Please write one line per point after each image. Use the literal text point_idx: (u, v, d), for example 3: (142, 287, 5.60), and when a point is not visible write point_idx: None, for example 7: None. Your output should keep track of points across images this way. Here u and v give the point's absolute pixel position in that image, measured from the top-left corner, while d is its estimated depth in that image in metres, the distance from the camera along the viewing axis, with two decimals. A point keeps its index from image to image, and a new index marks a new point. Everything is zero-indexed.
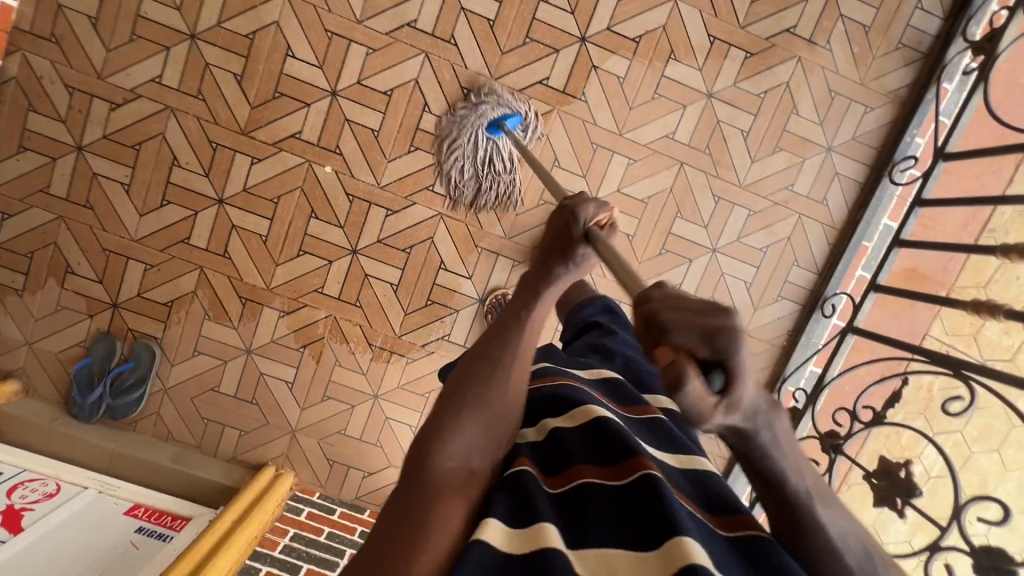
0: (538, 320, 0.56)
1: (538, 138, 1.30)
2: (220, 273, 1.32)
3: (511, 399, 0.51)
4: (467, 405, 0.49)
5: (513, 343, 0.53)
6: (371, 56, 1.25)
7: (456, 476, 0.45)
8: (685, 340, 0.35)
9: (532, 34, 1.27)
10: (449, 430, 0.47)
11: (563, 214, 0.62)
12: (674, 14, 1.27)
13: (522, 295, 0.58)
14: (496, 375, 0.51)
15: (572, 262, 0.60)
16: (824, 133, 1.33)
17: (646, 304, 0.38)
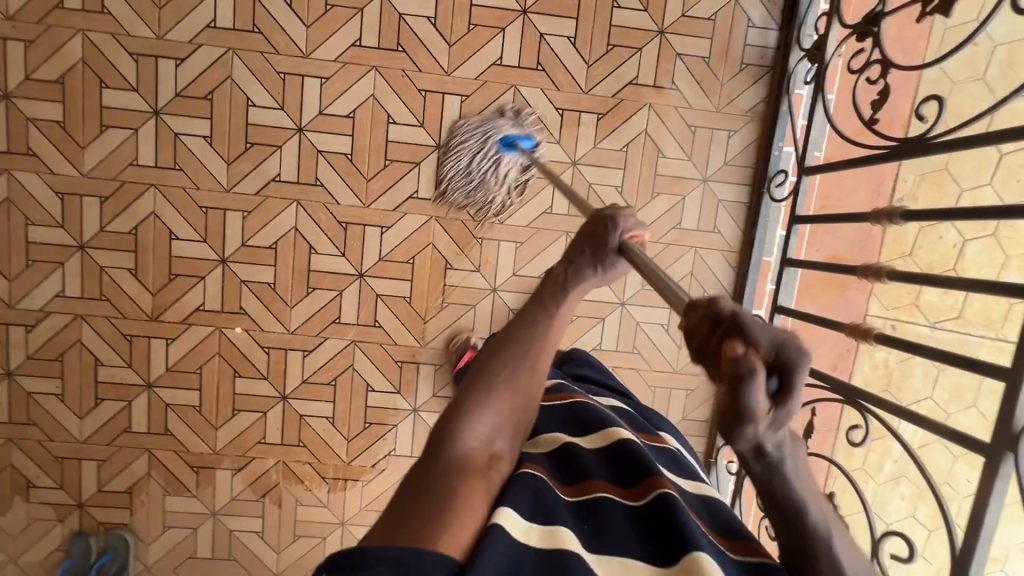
0: (562, 319, 0.74)
1: (425, 247, 1.35)
2: (167, 450, 1.39)
3: (524, 396, 0.69)
4: (498, 391, 0.68)
5: (542, 343, 0.72)
6: (248, 217, 1.32)
7: (476, 455, 0.62)
8: (760, 340, 0.42)
9: (390, 155, 1.32)
10: (484, 407, 0.65)
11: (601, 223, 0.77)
12: (518, 99, 1.31)
13: (551, 291, 0.75)
14: (517, 371, 0.69)
15: (599, 267, 0.76)
16: (696, 167, 1.35)
17: (717, 308, 0.46)
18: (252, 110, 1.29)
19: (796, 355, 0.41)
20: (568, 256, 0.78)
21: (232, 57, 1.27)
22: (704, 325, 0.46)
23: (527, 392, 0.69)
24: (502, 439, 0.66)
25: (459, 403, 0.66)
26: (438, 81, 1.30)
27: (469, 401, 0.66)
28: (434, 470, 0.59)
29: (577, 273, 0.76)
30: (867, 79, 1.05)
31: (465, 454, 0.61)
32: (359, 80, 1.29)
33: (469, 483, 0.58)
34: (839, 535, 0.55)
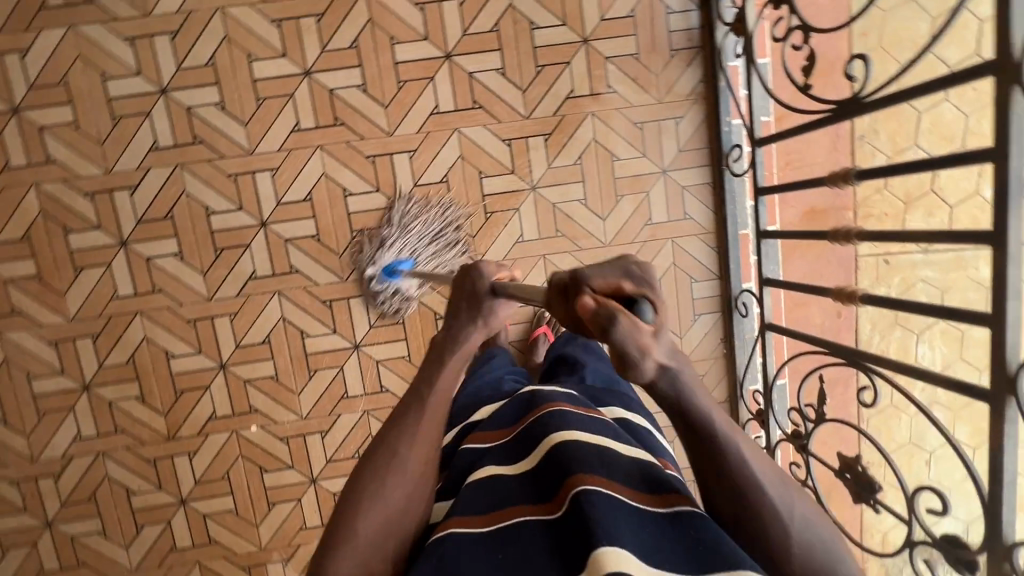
0: (436, 397, 0.72)
1: (411, 304, 1.37)
2: (216, 557, 1.41)
3: (406, 489, 0.69)
4: (387, 482, 0.69)
5: (410, 434, 0.71)
6: (236, 320, 1.34)
7: (358, 574, 0.65)
8: (605, 281, 0.56)
9: (356, 226, 1.33)
10: (375, 502, 0.67)
11: (467, 274, 0.74)
12: (464, 141, 1.32)
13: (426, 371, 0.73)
14: (395, 466, 0.69)
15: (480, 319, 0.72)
16: (652, 161, 1.36)
17: (567, 279, 0.59)
18: (214, 217, 1.31)
19: (644, 273, 0.57)
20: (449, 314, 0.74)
21: (182, 172, 1.29)
22: (562, 295, 0.59)
23: (412, 483, 0.70)
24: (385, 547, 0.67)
25: (342, 520, 0.68)
26: (383, 143, 1.31)
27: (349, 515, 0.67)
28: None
29: (462, 336, 0.73)
30: (792, 45, 1.05)
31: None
32: (307, 162, 1.31)
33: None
34: (746, 444, 0.62)
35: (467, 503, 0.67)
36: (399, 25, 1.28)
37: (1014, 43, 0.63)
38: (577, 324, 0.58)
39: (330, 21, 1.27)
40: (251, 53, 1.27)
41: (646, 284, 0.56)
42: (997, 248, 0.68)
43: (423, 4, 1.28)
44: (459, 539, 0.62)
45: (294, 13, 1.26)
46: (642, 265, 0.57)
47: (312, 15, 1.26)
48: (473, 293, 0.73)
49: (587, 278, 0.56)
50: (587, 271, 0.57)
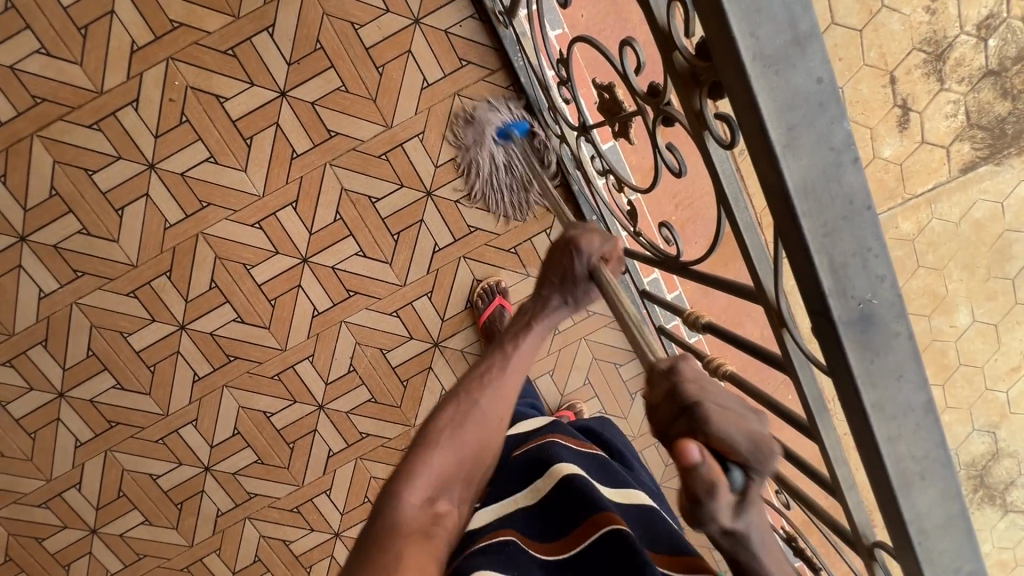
0: (520, 356, 0.82)
1: (369, 483, 1.42)
2: None
3: (473, 443, 0.74)
4: (445, 441, 0.72)
5: (491, 390, 0.77)
6: (222, 552, 1.42)
7: (419, 515, 0.66)
8: (717, 435, 0.53)
9: (290, 438, 1.38)
10: (422, 466, 0.69)
11: (568, 252, 0.85)
12: (354, 329, 1.33)
13: (515, 329, 0.84)
14: (465, 420, 0.74)
15: (566, 295, 0.86)
16: (537, 276, 1.36)
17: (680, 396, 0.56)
18: (161, 479, 1.36)
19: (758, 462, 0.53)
20: (541, 286, 0.87)
21: (113, 454, 1.34)
22: (673, 413, 0.56)
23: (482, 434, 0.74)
24: (447, 495, 0.69)
25: (410, 456, 0.70)
26: (281, 358, 1.33)
27: (420, 455, 0.70)
28: (376, 532, 0.64)
29: (547, 304, 0.86)
30: (611, 186, 1.02)
31: (410, 516, 0.65)
32: (219, 403, 1.34)
33: (413, 546, 0.62)
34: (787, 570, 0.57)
35: (513, 523, 0.72)
36: (245, 250, 1.26)
37: (767, 289, 0.62)
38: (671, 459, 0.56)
39: (181, 272, 1.25)
40: (122, 329, 1.27)
41: (762, 465, 0.53)
42: (821, 447, 0.70)
43: (259, 222, 1.25)
44: (518, 550, 0.66)
45: (144, 279, 1.25)
46: (768, 455, 0.53)
47: (161, 274, 1.25)
48: (565, 269, 0.85)
49: (702, 424, 0.53)
50: (708, 415, 0.53)
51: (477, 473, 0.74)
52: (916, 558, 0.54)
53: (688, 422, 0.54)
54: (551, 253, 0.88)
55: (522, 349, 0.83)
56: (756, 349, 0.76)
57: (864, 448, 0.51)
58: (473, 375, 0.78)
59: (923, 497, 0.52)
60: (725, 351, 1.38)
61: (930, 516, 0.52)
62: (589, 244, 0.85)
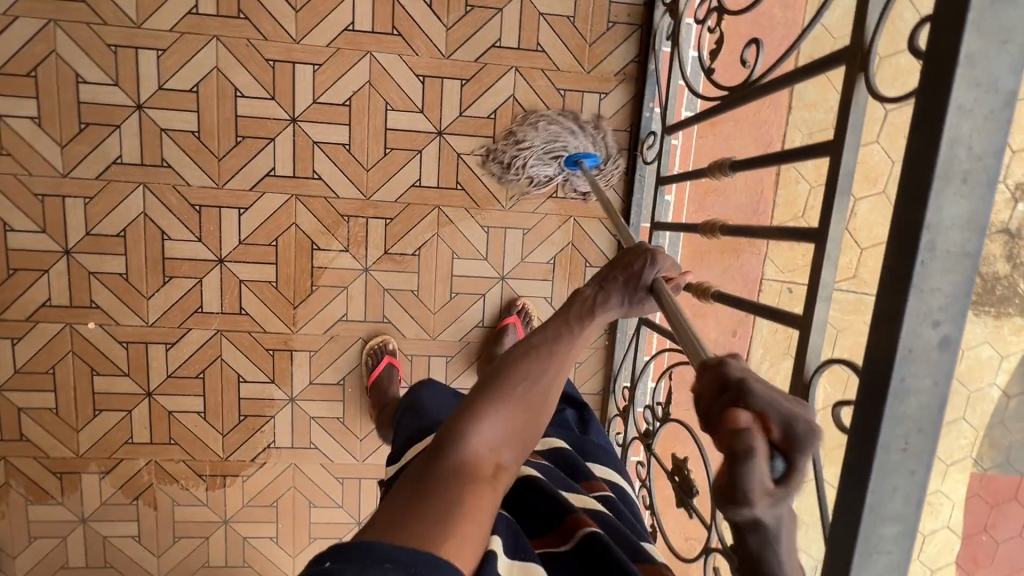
0: (585, 339, 0.71)
1: (287, 228, 1.27)
2: (25, 456, 1.29)
3: (540, 408, 0.66)
4: (517, 396, 0.64)
5: (563, 355, 0.69)
6: (90, 205, 1.22)
7: (484, 461, 0.61)
8: (764, 406, 0.41)
9: (242, 130, 1.23)
10: (490, 419, 0.62)
11: (642, 256, 0.75)
12: (375, 66, 1.23)
13: (572, 316, 0.71)
14: (537, 384, 0.66)
15: (628, 299, 0.74)
16: (569, 132, 1.30)
17: (724, 372, 0.46)
18: (84, 87, 1.18)
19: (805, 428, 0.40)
20: (603, 275, 0.75)
21: (56, 29, 1.16)
22: (710, 395, 0.45)
23: (551, 399, 0.66)
24: (512, 450, 0.63)
25: (477, 400, 0.64)
26: (288, 49, 1.21)
27: (480, 405, 0.63)
28: (438, 472, 0.58)
29: (605, 299, 0.73)
30: (709, 28, 1.01)
31: (474, 459, 0.60)
32: (199, 50, 1.19)
33: (475, 489, 0.58)
34: None
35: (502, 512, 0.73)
36: None
37: (867, 28, 0.60)
38: (704, 435, 0.45)
39: None
40: None
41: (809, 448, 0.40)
42: (817, 246, 0.65)
43: None
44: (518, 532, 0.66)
45: None
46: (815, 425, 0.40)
47: None
48: (635, 273, 0.74)
49: (745, 395, 0.42)
50: (756, 388, 0.43)
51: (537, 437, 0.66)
52: (904, 285, 0.48)
53: (732, 401, 0.43)
54: (620, 255, 0.77)
55: (592, 331, 0.72)
56: (773, 158, 0.71)
57: (918, 130, 0.47)
58: (536, 342, 0.68)
59: (952, 206, 0.47)
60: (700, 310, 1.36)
61: (946, 236, 0.47)
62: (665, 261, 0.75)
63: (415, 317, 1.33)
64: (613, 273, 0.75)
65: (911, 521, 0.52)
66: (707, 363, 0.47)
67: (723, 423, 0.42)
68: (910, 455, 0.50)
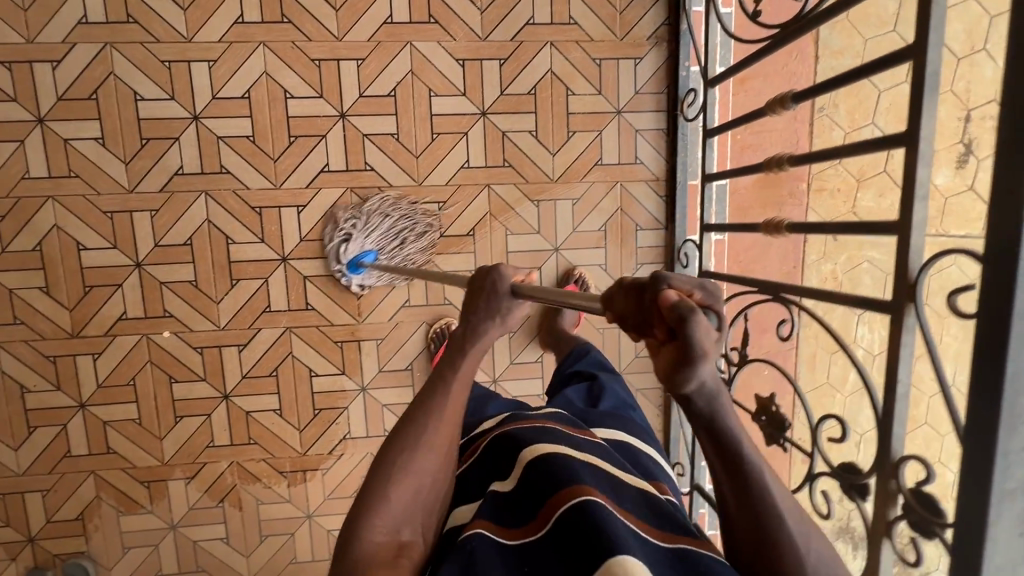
0: (463, 379, 0.70)
1: (345, 221, 1.31)
2: (113, 469, 1.33)
3: (431, 473, 0.65)
4: (400, 471, 0.63)
5: (439, 406, 0.67)
6: (156, 217, 1.26)
7: (380, 548, 0.59)
8: (683, 285, 0.45)
9: (294, 130, 1.27)
10: (381, 503, 0.61)
11: (489, 273, 0.74)
12: (416, 56, 1.27)
13: (449, 351, 0.71)
14: (415, 450, 0.64)
15: (496, 314, 0.73)
16: (608, 100, 1.33)
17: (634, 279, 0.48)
18: (142, 104, 1.23)
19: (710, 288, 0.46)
20: (466, 309, 0.74)
21: (111, 51, 1.21)
22: (628, 302, 0.48)
23: (438, 458, 0.65)
24: (410, 526, 0.62)
25: (365, 487, 0.63)
26: (332, 48, 1.25)
27: (378, 484, 0.63)
28: (337, 571, 0.58)
29: (474, 328, 0.72)
30: None
31: (369, 550, 0.58)
32: (247, 56, 1.24)
33: None
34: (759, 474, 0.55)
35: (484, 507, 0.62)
36: None
37: None
38: (643, 326, 0.47)
39: None
40: None
41: (716, 300, 0.47)
42: (908, 149, 0.67)
43: None
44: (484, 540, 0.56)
45: None
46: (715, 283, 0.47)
47: None
48: (491, 297, 0.73)
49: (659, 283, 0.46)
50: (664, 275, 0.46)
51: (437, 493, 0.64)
52: None
53: (649, 293, 0.46)
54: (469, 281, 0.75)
55: (463, 371, 0.70)
56: (848, 74, 0.73)
57: None
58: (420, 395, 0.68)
59: None
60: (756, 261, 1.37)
61: None
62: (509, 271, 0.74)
63: None
64: (467, 301, 0.75)
65: None
66: (618, 282, 0.50)
67: (656, 314, 0.46)
68: None
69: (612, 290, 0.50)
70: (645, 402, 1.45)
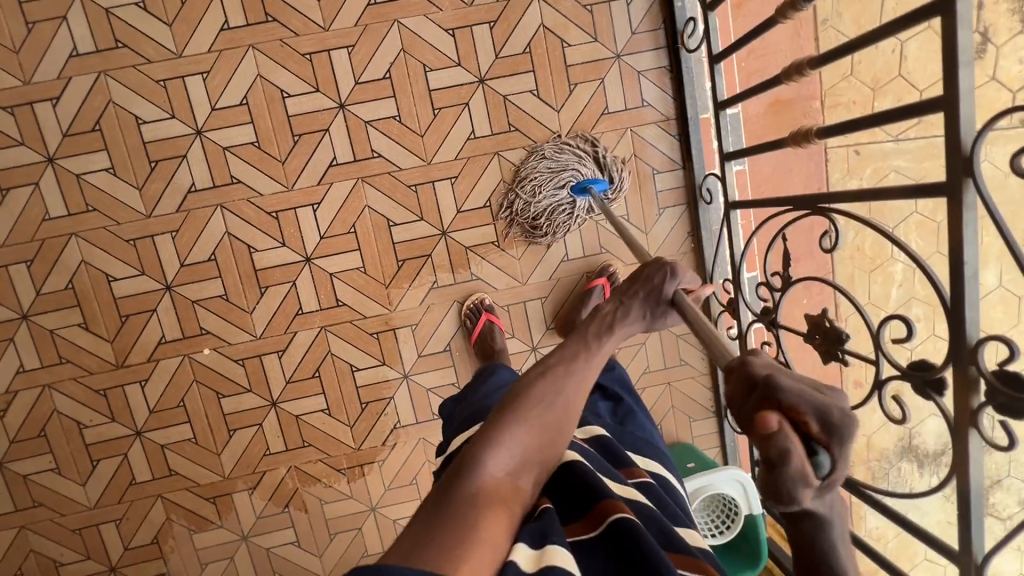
0: (603, 354, 0.72)
1: (362, 212, 1.31)
2: (178, 490, 1.35)
3: (559, 427, 0.66)
4: (532, 416, 0.64)
5: (580, 375, 0.69)
6: (178, 237, 1.28)
7: (500, 485, 0.60)
8: (797, 404, 0.46)
9: (297, 129, 1.27)
10: (507, 440, 0.62)
11: (661, 269, 0.79)
12: (405, 33, 1.25)
13: (597, 327, 0.74)
14: (556, 402, 0.66)
15: (649, 314, 0.78)
16: (605, 46, 1.30)
17: (752, 370, 0.50)
18: (145, 127, 1.24)
19: (845, 422, 0.46)
20: (624, 293, 0.78)
21: (106, 79, 1.22)
22: (744, 392, 0.50)
23: (569, 416, 0.66)
24: (530, 473, 0.63)
25: (490, 423, 0.64)
26: (320, 39, 1.24)
27: (504, 424, 0.63)
28: (453, 495, 0.58)
29: (626, 312, 0.76)
30: None
31: (491, 484, 0.59)
32: (239, 63, 1.24)
33: (491, 514, 0.57)
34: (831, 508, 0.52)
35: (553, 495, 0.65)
36: None
37: None
38: (746, 426, 0.49)
39: None
40: None
41: (841, 438, 0.46)
42: (941, 16, 0.63)
43: None
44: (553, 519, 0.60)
45: None
46: (849, 415, 0.46)
47: None
48: (649, 291, 0.78)
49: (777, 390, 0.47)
50: (785, 382, 0.47)
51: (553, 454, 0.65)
52: None
53: (772, 394, 0.47)
54: (637, 270, 0.80)
55: (607, 350, 0.72)
56: None
57: None
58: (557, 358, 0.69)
59: None
60: (780, 186, 1.33)
61: None
62: (684, 273, 0.79)
63: (501, 266, 1.36)
64: (626, 287, 0.79)
65: None
66: (736, 364, 0.53)
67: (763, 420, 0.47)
68: None
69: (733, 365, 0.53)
70: (687, 347, 1.43)
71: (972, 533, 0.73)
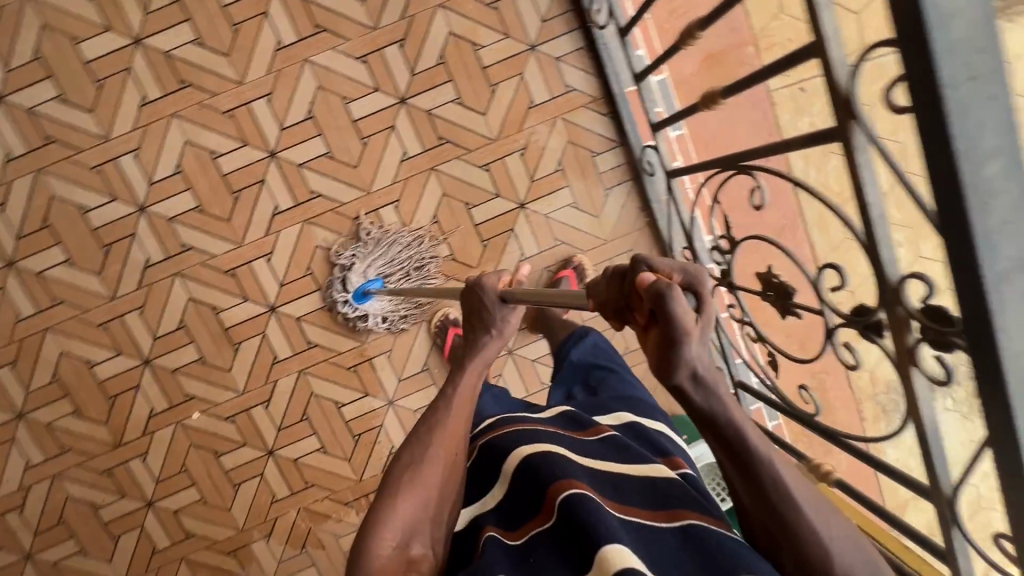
0: (463, 391, 0.78)
1: (314, 253, 1.32)
2: (199, 550, 1.40)
3: (441, 476, 0.69)
4: (413, 476, 0.67)
5: (445, 422, 0.73)
6: (146, 313, 1.32)
7: (394, 556, 0.62)
8: (665, 269, 0.51)
9: (235, 186, 1.29)
10: (395, 511, 0.64)
11: (478, 287, 0.85)
12: (318, 70, 1.26)
13: (453, 371, 0.81)
14: (429, 460, 0.69)
15: (494, 328, 0.84)
16: (518, 39, 1.28)
17: (620, 272, 0.54)
18: (91, 214, 1.27)
19: (695, 273, 0.51)
20: (465, 328, 0.86)
21: (44, 176, 1.25)
22: (614, 286, 0.54)
23: (448, 463, 0.70)
24: (421, 536, 0.65)
25: (375, 503, 0.66)
26: (238, 94, 1.25)
27: (385, 499, 0.66)
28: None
29: (476, 342, 0.84)
30: None
31: (383, 559, 0.61)
32: (165, 134, 1.26)
33: None
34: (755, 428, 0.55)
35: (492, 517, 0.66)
36: None
37: None
38: (625, 311, 0.54)
39: None
40: (74, 35, 1.21)
41: (699, 285, 0.51)
42: None
43: None
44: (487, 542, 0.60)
45: None
46: (698, 270, 0.51)
47: None
48: (484, 310, 0.84)
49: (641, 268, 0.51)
50: (645, 268, 0.51)
51: (446, 501, 0.68)
52: None
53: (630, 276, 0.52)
54: (464, 300, 0.88)
55: (464, 384, 0.79)
56: None
57: None
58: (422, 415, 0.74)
59: None
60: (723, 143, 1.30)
61: None
62: (497, 282, 0.85)
63: (461, 278, 1.37)
64: (465, 321, 0.87)
65: (1011, 146, 0.48)
66: (601, 277, 0.57)
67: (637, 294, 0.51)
68: (981, 82, 0.47)
69: (595, 290, 0.57)
70: None
71: (935, 467, 0.72)
